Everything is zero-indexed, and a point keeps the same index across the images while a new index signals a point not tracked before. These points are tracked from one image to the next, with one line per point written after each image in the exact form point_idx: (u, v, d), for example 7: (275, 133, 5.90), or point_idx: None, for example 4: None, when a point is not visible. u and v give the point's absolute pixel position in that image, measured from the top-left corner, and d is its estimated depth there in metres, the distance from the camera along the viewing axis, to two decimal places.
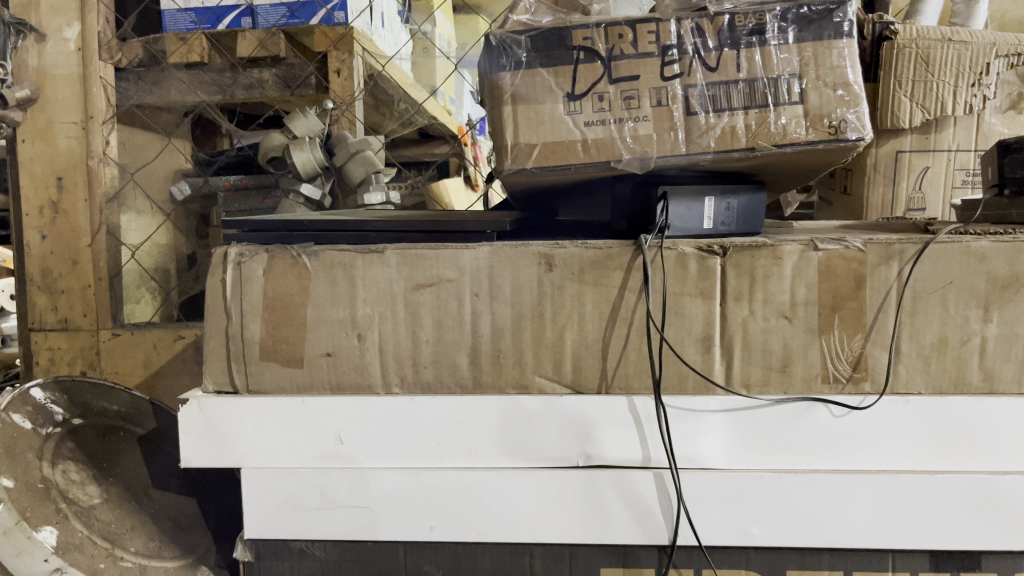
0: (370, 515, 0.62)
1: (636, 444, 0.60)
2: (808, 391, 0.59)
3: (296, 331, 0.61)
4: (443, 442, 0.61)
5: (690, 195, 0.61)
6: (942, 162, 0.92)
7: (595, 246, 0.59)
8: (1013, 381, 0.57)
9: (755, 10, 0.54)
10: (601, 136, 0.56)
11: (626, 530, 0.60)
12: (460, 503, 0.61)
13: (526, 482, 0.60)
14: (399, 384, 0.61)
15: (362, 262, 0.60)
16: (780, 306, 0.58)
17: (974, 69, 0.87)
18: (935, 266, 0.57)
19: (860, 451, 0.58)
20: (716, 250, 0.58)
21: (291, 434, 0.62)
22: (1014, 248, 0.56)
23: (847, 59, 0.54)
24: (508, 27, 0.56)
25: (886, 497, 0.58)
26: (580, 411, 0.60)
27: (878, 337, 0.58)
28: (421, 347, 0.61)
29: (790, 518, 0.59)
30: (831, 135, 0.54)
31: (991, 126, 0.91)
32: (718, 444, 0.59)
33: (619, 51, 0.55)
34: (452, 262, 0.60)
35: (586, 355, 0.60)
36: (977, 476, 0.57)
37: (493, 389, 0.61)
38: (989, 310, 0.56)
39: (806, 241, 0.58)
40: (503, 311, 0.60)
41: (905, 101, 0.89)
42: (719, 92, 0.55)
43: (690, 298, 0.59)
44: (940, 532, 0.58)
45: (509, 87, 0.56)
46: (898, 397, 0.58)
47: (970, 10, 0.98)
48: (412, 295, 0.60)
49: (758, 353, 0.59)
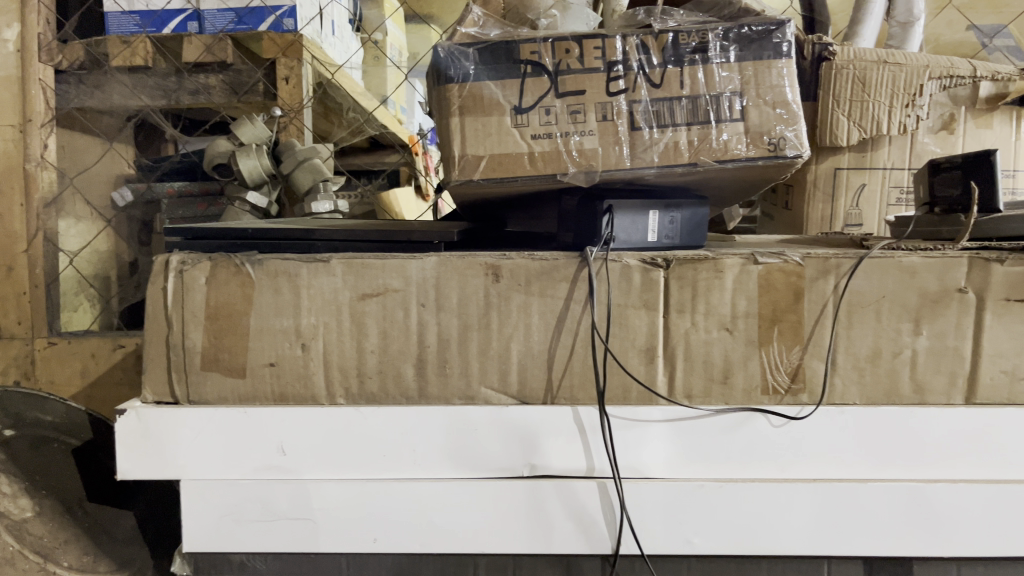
0: (313, 527, 0.61)
1: (581, 453, 0.60)
2: (748, 402, 0.60)
3: (238, 341, 0.60)
4: (388, 452, 0.61)
5: (635, 208, 0.62)
6: (878, 179, 0.95)
7: (542, 257, 0.59)
8: (942, 391, 0.59)
9: (697, 29, 0.56)
10: (547, 149, 0.56)
11: (570, 540, 0.60)
12: (406, 514, 0.61)
13: (471, 491, 0.60)
14: (345, 395, 0.61)
15: (308, 272, 0.60)
16: (721, 318, 0.59)
17: (908, 89, 0.89)
18: (869, 281, 0.58)
19: (797, 460, 0.60)
20: (659, 263, 0.59)
21: (233, 445, 0.61)
22: (943, 264, 0.58)
23: (786, 78, 0.56)
24: (456, 40, 0.56)
25: (823, 506, 0.59)
26: (525, 422, 0.60)
27: (816, 349, 0.59)
28: (366, 358, 0.60)
29: (731, 529, 0.60)
30: (770, 152, 0.56)
31: (924, 146, 0.93)
32: (661, 454, 0.60)
33: (566, 66, 0.56)
34: (398, 272, 0.60)
35: (531, 366, 0.60)
36: (908, 484, 0.59)
37: (438, 399, 0.61)
38: (919, 323, 0.59)
39: (747, 255, 0.59)
40: (449, 321, 0.60)
41: (843, 119, 0.91)
42: (663, 109, 0.56)
43: (633, 310, 0.60)
44: (873, 538, 0.60)
45: (457, 99, 0.56)
46: (834, 407, 0.59)
47: (905, 34, 1.02)
48: (357, 305, 0.60)
49: (699, 364, 0.60)
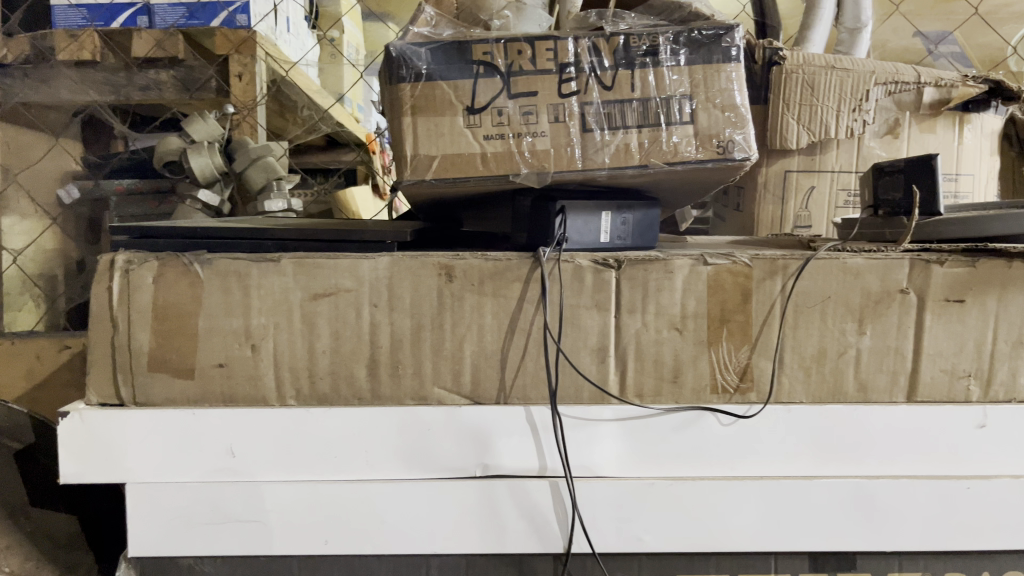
0: (263, 529, 0.61)
1: (533, 453, 0.61)
2: (698, 400, 0.61)
3: (187, 342, 0.59)
4: (339, 454, 0.60)
5: (588, 209, 0.63)
6: (826, 182, 0.96)
7: (495, 257, 0.59)
8: (885, 390, 0.61)
9: (648, 33, 0.56)
10: (499, 149, 0.56)
11: (522, 539, 0.61)
12: (356, 515, 0.60)
13: (423, 492, 0.60)
14: (295, 396, 0.60)
15: (257, 271, 0.59)
16: (671, 318, 0.60)
17: (855, 94, 0.92)
18: (815, 281, 0.60)
19: (745, 459, 0.61)
20: (611, 264, 0.59)
21: (181, 447, 0.60)
22: (887, 265, 0.59)
23: (735, 82, 0.57)
24: (407, 40, 0.56)
25: (770, 503, 0.60)
26: (478, 422, 0.60)
27: (763, 348, 0.60)
28: (317, 359, 0.60)
29: (680, 526, 0.61)
30: (719, 154, 0.57)
31: (870, 151, 0.94)
32: (612, 453, 0.61)
33: (518, 67, 0.56)
34: (350, 272, 0.59)
35: (484, 366, 0.60)
36: (852, 481, 0.60)
37: (391, 400, 0.61)
38: (863, 323, 0.60)
39: (697, 256, 0.60)
40: (401, 321, 0.60)
41: (793, 123, 0.93)
42: (614, 111, 0.57)
43: (586, 310, 0.60)
44: (820, 534, 0.61)
45: (409, 99, 0.55)
46: (781, 405, 0.61)
47: (853, 39, 1.05)
48: (308, 305, 0.59)
49: (650, 363, 0.61)
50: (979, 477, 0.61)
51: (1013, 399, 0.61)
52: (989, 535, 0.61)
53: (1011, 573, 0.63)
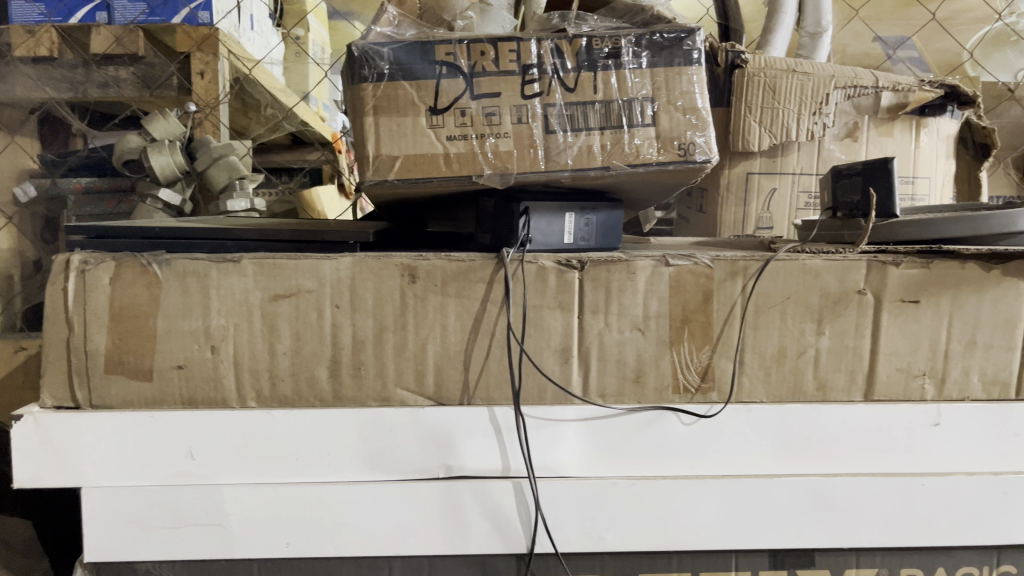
0: (224, 532, 0.60)
1: (496, 454, 0.61)
2: (660, 400, 0.61)
3: (144, 343, 0.58)
4: (301, 456, 0.60)
5: (551, 210, 0.63)
6: (787, 184, 0.97)
7: (458, 258, 0.59)
8: (843, 389, 0.62)
9: (610, 35, 0.57)
10: (462, 150, 0.56)
11: (485, 540, 0.61)
12: (318, 517, 0.60)
13: (386, 494, 0.60)
14: (256, 398, 0.60)
15: (217, 272, 0.58)
16: (634, 318, 0.60)
17: (815, 98, 0.93)
18: (775, 282, 0.60)
19: (706, 458, 0.62)
20: (574, 265, 0.60)
21: (139, 451, 0.59)
22: (845, 266, 0.60)
23: (696, 85, 0.58)
24: (370, 39, 0.55)
25: (730, 501, 0.61)
26: (441, 423, 0.60)
27: (724, 348, 0.61)
28: (278, 360, 0.59)
29: (642, 525, 0.61)
30: (680, 157, 0.57)
31: (830, 153, 0.96)
32: (575, 453, 0.61)
33: (481, 68, 0.56)
34: (311, 272, 0.59)
35: (448, 367, 0.60)
36: (811, 479, 0.62)
37: (353, 401, 0.60)
38: (822, 324, 0.61)
39: (659, 257, 0.60)
40: (364, 322, 0.59)
41: (755, 126, 0.93)
42: (577, 113, 0.57)
43: (549, 311, 0.60)
44: (778, 532, 0.62)
45: (371, 99, 0.55)
46: (741, 405, 0.61)
47: (814, 43, 1.06)
48: (269, 305, 0.59)
49: (612, 364, 0.61)
50: (933, 474, 0.62)
51: (966, 397, 0.63)
52: (941, 530, 0.63)
53: (964, 568, 0.64)
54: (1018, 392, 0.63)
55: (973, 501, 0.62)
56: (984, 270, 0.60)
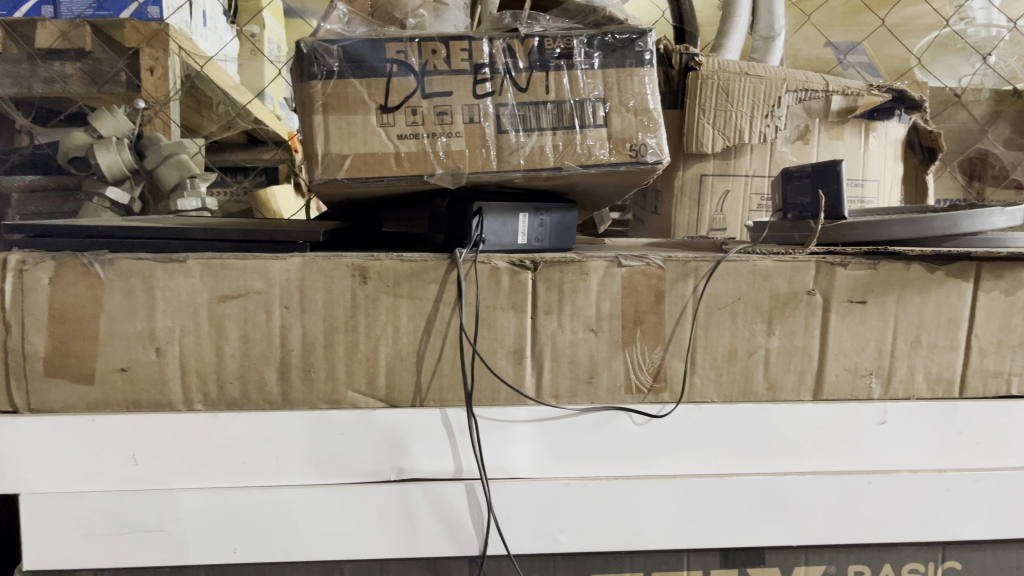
0: (169, 538, 0.59)
1: (448, 456, 0.60)
2: (612, 400, 0.61)
3: (86, 345, 0.57)
4: (249, 460, 0.59)
5: (504, 210, 0.62)
6: (740, 186, 0.98)
7: (411, 258, 0.58)
8: (793, 389, 0.63)
9: (562, 35, 0.57)
10: (414, 149, 0.56)
11: (437, 542, 0.61)
12: (268, 521, 0.59)
13: (336, 497, 0.59)
14: (203, 402, 0.58)
15: (163, 272, 0.57)
16: (587, 319, 0.60)
17: (767, 101, 0.94)
18: (725, 283, 0.61)
19: (659, 458, 0.62)
20: (527, 265, 0.59)
21: (81, 455, 0.58)
22: (794, 267, 0.61)
23: (648, 86, 0.58)
24: (319, 36, 0.55)
25: (681, 500, 0.62)
26: (393, 424, 0.60)
27: (676, 349, 0.61)
28: (226, 362, 0.58)
29: (595, 525, 0.61)
30: (632, 158, 0.57)
31: (782, 156, 0.97)
32: (527, 454, 0.61)
33: (433, 66, 0.56)
34: (260, 272, 0.58)
35: (400, 368, 0.60)
36: (760, 478, 0.62)
37: (303, 404, 0.59)
38: (772, 324, 0.62)
39: (611, 258, 0.60)
40: (314, 323, 0.58)
41: (708, 127, 0.94)
42: (529, 113, 0.57)
43: (502, 311, 0.60)
44: (728, 530, 0.62)
45: (321, 96, 0.54)
46: (692, 405, 0.62)
47: (768, 47, 1.08)
48: (216, 306, 0.58)
49: (566, 364, 0.61)
50: (879, 471, 0.63)
51: (911, 396, 0.64)
52: (888, 526, 0.64)
53: (910, 564, 0.65)
54: (962, 391, 0.64)
55: (918, 497, 0.64)
56: (927, 271, 0.62)
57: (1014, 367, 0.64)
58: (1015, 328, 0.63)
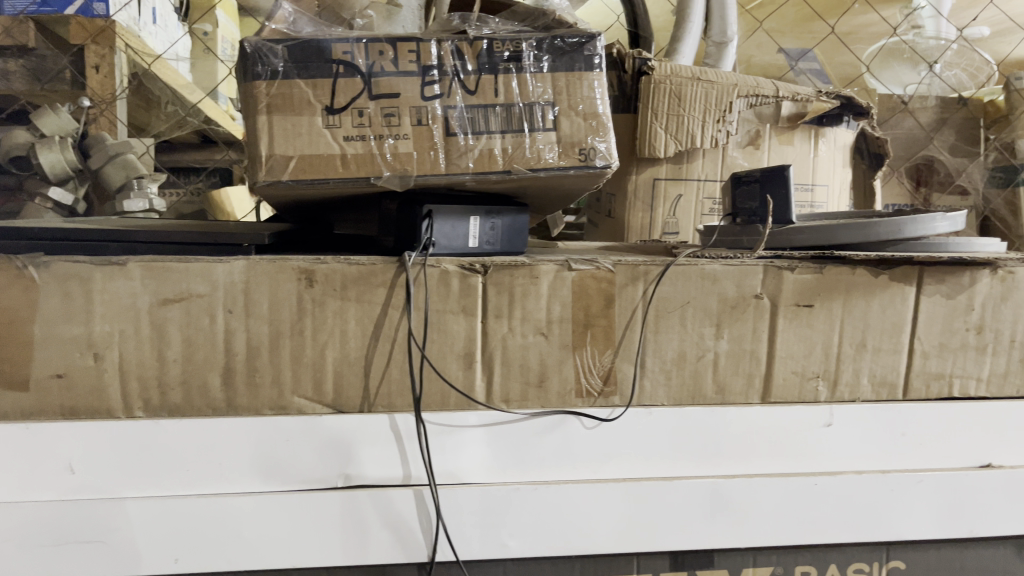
0: (108, 549, 0.57)
1: (396, 461, 0.60)
2: (563, 404, 0.61)
3: (20, 351, 0.55)
4: (192, 468, 0.58)
5: (455, 213, 0.62)
6: (692, 190, 0.98)
7: (358, 261, 0.57)
8: (741, 392, 0.63)
9: (511, 38, 0.56)
10: (360, 151, 0.55)
11: (385, 549, 0.60)
12: (211, 531, 0.58)
13: (281, 505, 0.58)
14: (143, 408, 0.57)
15: (101, 275, 0.55)
16: (537, 323, 0.60)
17: (719, 106, 0.94)
18: (675, 286, 0.61)
19: (608, 461, 0.62)
20: (477, 269, 0.59)
21: (14, 464, 0.56)
22: (742, 271, 0.61)
23: (597, 91, 0.58)
24: (264, 36, 0.54)
25: (630, 504, 0.62)
26: (340, 430, 0.59)
27: (626, 352, 0.61)
28: (167, 367, 0.57)
29: (545, 531, 0.61)
30: (581, 162, 0.57)
31: (733, 160, 0.98)
32: (477, 458, 0.61)
33: (380, 68, 0.55)
34: (202, 276, 0.56)
35: (347, 373, 0.59)
36: (709, 481, 0.63)
37: (248, 410, 0.58)
38: (720, 327, 0.62)
39: (562, 261, 0.60)
40: (259, 327, 0.57)
41: (660, 132, 0.94)
42: (478, 115, 0.56)
43: (452, 315, 0.59)
44: (678, 532, 0.63)
45: (265, 97, 0.54)
46: (642, 409, 0.62)
47: (720, 52, 1.09)
48: (158, 310, 0.56)
49: (516, 368, 0.60)
50: (825, 473, 0.64)
51: (857, 399, 0.65)
52: (834, 527, 0.65)
53: (855, 564, 0.66)
54: (905, 393, 0.65)
55: (863, 498, 0.65)
56: (872, 276, 0.62)
57: (955, 369, 0.65)
58: (956, 331, 0.65)
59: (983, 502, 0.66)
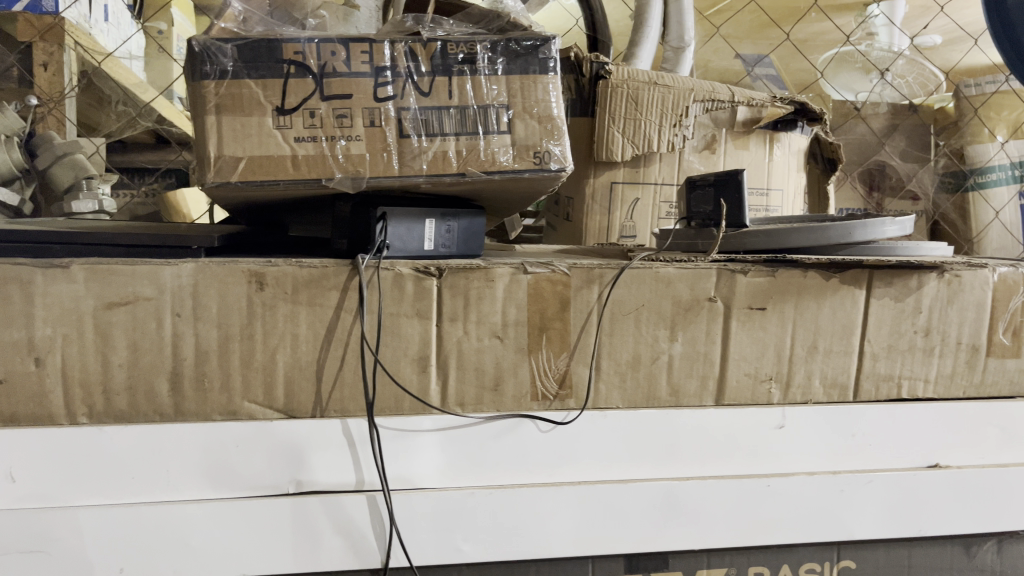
0: (50, 560, 0.56)
1: (349, 467, 0.59)
2: (518, 407, 0.61)
3: None
4: (138, 475, 0.56)
5: (410, 215, 0.61)
6: (649, 194, 0.99)
7: (310, 264, 0.57)
8: (695, 394, 0.64)
9: (466, 39, 0.56)
10: (311, 152, 0.54)
11: (337, 556, 0.59)
12: (158, 539, 0.56)
13: (231, 513, 0.57)
14: (87, 415, 0.56)
15: (43, 278, 0.54)
16: (492, 326, 0.60)
17: (675, 110, 0.95)
18: (629, 289, 0.61)
19: (562, 464, 0.62)
20: (432, 272, 0.58)
21: None
22: (696, 274, 0.62)
23: (552, 93, 0.58)
24: (213, 34, 0.53)
25: (585, 506, 0.62)
26: (291, 436, 0.58)
27: (581, 355, 0.61)
28: (112, 372, 0.55)
29: (500, 535, 0.61)
30: (536, 165, 0.57)
31: (689, 164, 0.99)
32: (431, 463, 0.60)
33: (332, 68, 0.54)
34: (149, 279, 0.55)
35: (298, 378, 0.58)
36: (664, 483, 0.63)
37: (197, 416, 0.57)
38: (674, 330, 0.62)
39: (517, 264, 0.60)
40: (208, 331, 0.56)
41: (617, 136, 0.95)
42: (431, 117, 0.56)
43: (406, 319, 0.59)
44: (632, 534, 0.63)
45: (214, 97, 0.53)
46: (597, 411, 0.62)
47: (678, 57, 1.10)
48: (102, 314, 0.55)
49: (471, 372, 0.60)
50: (777, 474, 0.65)
51: (809, 400, 0.65)
52: (787, 528, 0.65)
53: (807, 564, 0.67)
54: (856, 394, 0.66)
55: (815, 498, 0.65)
56: (823, 279, 0.63)
57: (904, 370, 0.66)
58: (905, 333, 0.66)
59: (931, 502, 0.67)
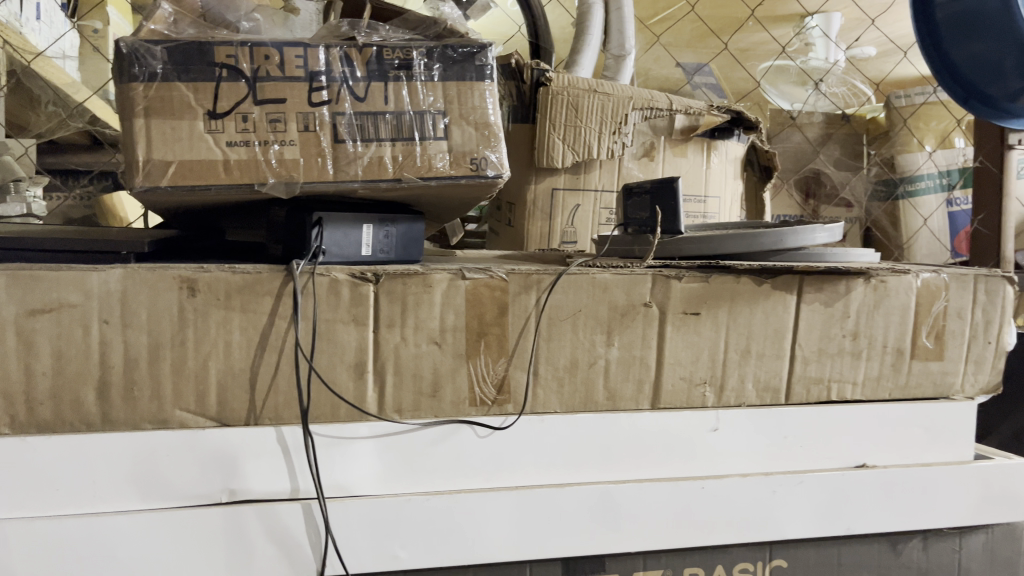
0: None
1: (284, 475, 0.59)
2: (456, 413, 0.61)
3: None
4: (65, 486, 0.55)
5: (346, 220, 0.61)
6: (590, 201, 1.00)
7: (244, 270, 0.56)
8: (631, 398, 0.64)
9: (402, 46, 0.56)
10: (244, 157, 0.54)
11: (272, 566, 0.58)
12: (84, 552, 0.55)
13: (161, 523, 0.56)
14: (9, 425, 0.54)
15: None
16: (430, 332, 0.60)
17: (614, 118, 0.96)
18: (566, 295, 0.62)
19: (500, 470, 0.63)
20: (368, 277, 0.58)
21: None
22: (632, 280, 0.63)
23: (488, 99, 0.58)
24: (141, 36, 0.52)
25: (524, 511, 0.62)
26: (224, 445, 0.57)
27: (519, 360, 0.62)
28: (36, 381, 0.54)
29: (437, 542, 0.61)
30: (472, 171, 0.57)
31: (628, 171, 1.00)
32: (368, 470, 0.60)
33: (265, 72, 0.54)
34: (75, 285, 0.53)
35: (232, 386, 0.57)
36: (601, 487, 0.64)
37: (125, 425, 0.56)
38: (611, 335, 0.63)
39: (455, 270, 0.60)
40: (137, 338, 0.55)
41: (558, 143, 0.95)
42: (367, 122, 0.56)
43: (342, 325, 0.58)
44: (571, 537, 0.63)
45: (142, 100, 0.52)
46: (535, 416, 0.62)
47: (618, 65, 1.11)
48: (25, 321, 0.53)
49: (408, 378, 0.60)
50: (712, 477, 0.66)
51: (742, 403, 0.67)
52: (721, 529, 0.66)
53: (740, 564, 0.68)
54: (787, 397, 0.68)
55: (749, 499, 0.67)
56: (755, 285, 0.65)
57: (833, 373, 0.68)
58: (833, 337, 0.68)
59: (860, 501, 0.69)
